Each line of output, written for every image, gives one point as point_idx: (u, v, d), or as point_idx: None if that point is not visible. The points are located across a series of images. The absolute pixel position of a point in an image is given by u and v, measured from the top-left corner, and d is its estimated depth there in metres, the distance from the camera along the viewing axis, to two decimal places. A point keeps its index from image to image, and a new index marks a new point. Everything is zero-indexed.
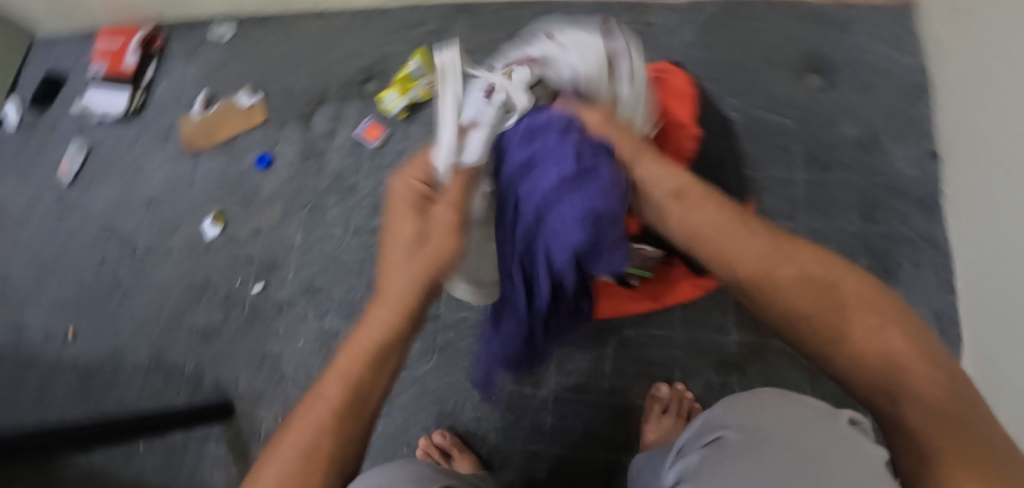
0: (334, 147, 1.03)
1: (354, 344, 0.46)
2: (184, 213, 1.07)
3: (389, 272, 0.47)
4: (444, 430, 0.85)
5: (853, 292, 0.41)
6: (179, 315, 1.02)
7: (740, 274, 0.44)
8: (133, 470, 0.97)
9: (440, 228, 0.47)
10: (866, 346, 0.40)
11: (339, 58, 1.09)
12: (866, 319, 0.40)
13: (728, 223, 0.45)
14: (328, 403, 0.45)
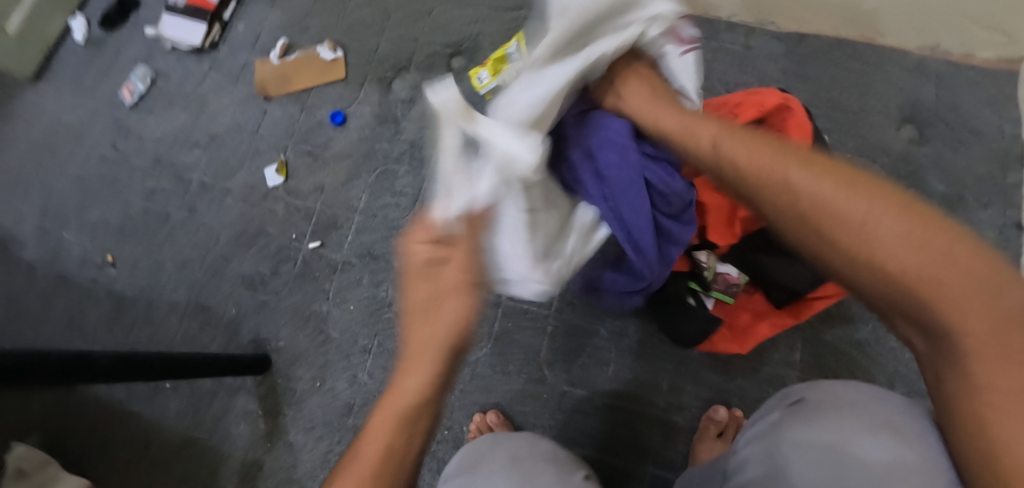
0: (412, 117, 1.01)
1: (389, 406, 0.49)
2: (246, 157, 1.05)
3: (414, 331, 0.51)
4: (497, 411, 0.83)
5: (861, 197, 0.45)
6: (225, 259, 0.99)
7: (760, 186, 0.50)
8: (156, 409, 0.94)
9: (450, 291, 0.50)
10: (876, 246, 0.43)
11: (428, 25, 1.06)
12: (878, 234, 0.43)
13: (750, 143, 0.51)
14: (365, 461, 0.47)
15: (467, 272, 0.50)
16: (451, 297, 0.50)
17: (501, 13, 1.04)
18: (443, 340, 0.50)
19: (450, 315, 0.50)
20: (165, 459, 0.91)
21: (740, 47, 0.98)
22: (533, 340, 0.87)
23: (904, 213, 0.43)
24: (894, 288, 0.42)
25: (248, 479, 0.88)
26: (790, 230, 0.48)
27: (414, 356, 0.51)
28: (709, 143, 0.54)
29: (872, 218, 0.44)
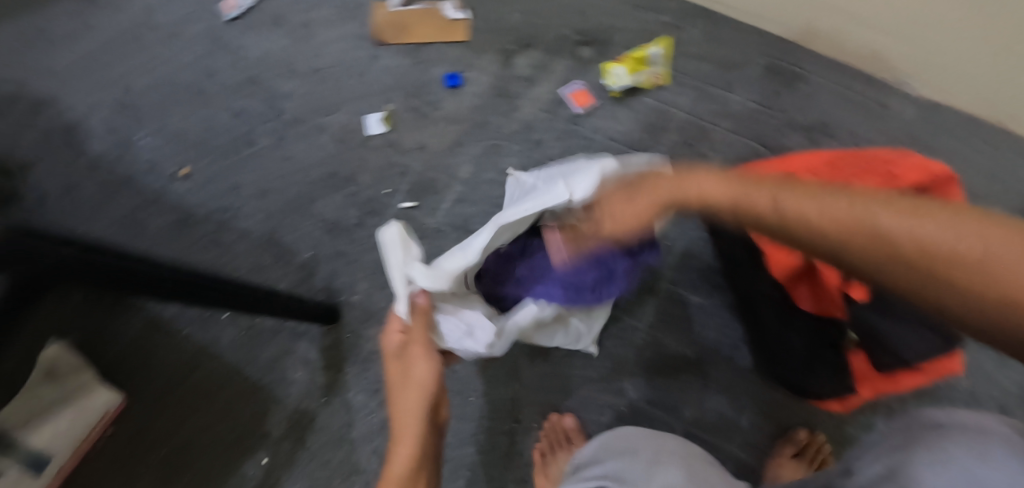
0: (530, 97, 0.97)
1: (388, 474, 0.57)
2: (348, 100, 1.01)
3: (397, 396, 0.61)
4: (574, 415, 0.83)
5: (892, 213, 0.36)
6: (308, 199, 0.95)
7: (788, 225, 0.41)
8: (208, 336, 0.89)
9: (417, 361, 0.61)
10: (937, 260, 0.34)
11: (561, 8, 1.03)
12: (918, 235, 0.35)
13: (758, 188, 0.43)
14: None
15: (425, 342, 0.62)
16: (419, 359, 0.61)
17: (637, 12, 1.01)
18: (421, 397, 0.60)
19: (423, 372, 0.60)
20: (210, 389, 0.87)
21: (873, 102, 0.96)
22: (619, 350, 0.85)
23: (940, 212, 0.35)
24: (1000, 309, 0.33)
25: (297, 429, 0.84)
26: (845, 259, 0.39)
27: (401, 424, 0.59)
28: (744, 201, 0.44)
29: (921, 230, 0.35)
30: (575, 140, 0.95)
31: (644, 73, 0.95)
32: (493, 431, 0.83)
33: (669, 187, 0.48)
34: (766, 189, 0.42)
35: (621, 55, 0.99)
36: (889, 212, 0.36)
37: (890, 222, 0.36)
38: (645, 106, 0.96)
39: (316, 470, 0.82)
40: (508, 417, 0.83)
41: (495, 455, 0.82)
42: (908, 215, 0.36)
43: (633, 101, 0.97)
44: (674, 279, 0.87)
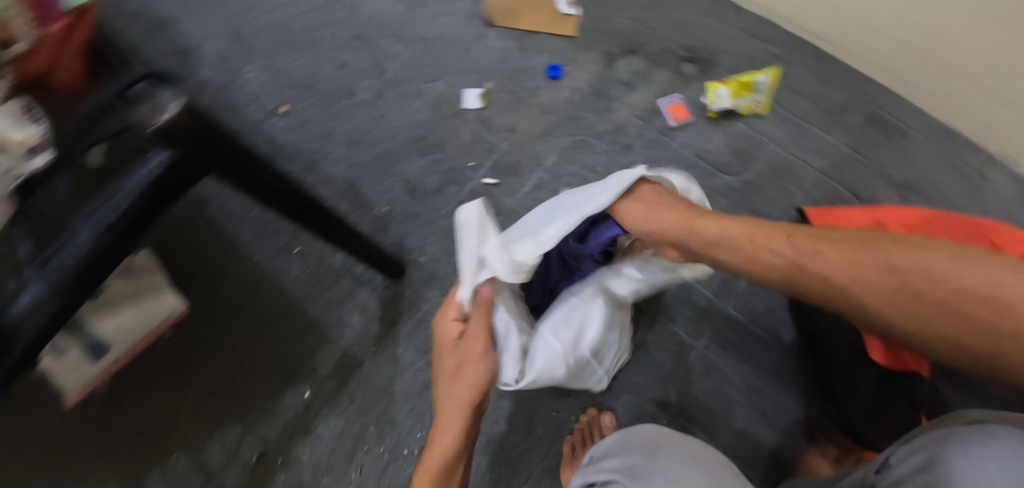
0: (626, 101, 0.98)
1: (426, 464, 0.61)
2: (449, 72, 1.03)
3: (443, 384, 0.64)
4: (614, 415, 0.83)
5: (900, 257, 0.47)
6: (393, 158, 0.98)
7: (820, 268, 0.50)
8: (277, 266, 0.93)
9: (473, 356, 0.63)
10: (940, 287, 0.45)
11: (673, 22, 1.03)
12: (927, 268, 0.46)
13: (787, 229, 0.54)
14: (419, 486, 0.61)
15: (486, 340, 0.64)
16: (478, 362, 0.63)
17: (747, 40, 1.01)
18: (471, 394, 0.62)
19: (480, 374, 0.63)
20: (269, 318, 0.90)
21: (975, 171, 0.93)
22: (671, 363, 0.85)
23: (910, 243, 0.48)
24: (987, 322, 0.43)
25: (343, 371, 0.86)
26: (863, 295, 0.48)
27: (448, 416, 0.62)
28: (780, 240, 0.54)
29: (906, 260, 0.47)
30: (663, 151, 0.95)
31: (746, 99, 0.95)
32: (530, 416, 0.83)
33: (695, 226, 0.60)
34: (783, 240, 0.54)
35: (726, 77, 0.99)
36: (878, 251, 0.48)
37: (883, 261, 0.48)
38: (738, 131, 0.96)
39: (353, 415, 0.84)
40: (547, 405, 0.84)
41: (526, 441, 0.82)
42: (889, 252, 0.48)
43: (727, 124, 0.96)
44: (737, 306, 0.87)
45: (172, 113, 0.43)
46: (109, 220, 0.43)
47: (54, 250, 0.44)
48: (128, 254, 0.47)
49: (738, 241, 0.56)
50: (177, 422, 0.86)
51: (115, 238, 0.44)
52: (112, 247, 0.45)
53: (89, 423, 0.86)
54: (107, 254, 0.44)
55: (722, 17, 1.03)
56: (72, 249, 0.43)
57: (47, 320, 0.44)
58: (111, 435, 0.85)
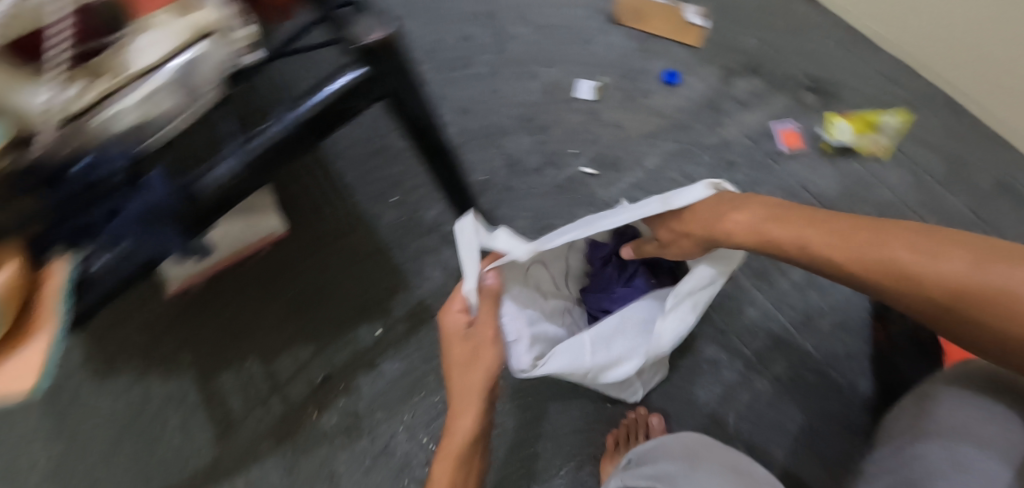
0: (739, 120, 0.97)
1: (446, 451, 0.63)
2: (568, 58, 1.04)
3: (455, 371, 0.64)
4: (662, 416, 0.83)
5: (910, 254, 0.48)
6: (499, 131, 1.00)
7: (831, 264, 0.53)
8: (374, 210, 0.99)
9: (485, 342, 0.64)
10: (951, 288, 0.46)
11: (803, 50, 1.01)
12: (937, 268, 0.47)
13: (800, 224, 0.55)
14: (444, 466, 0.62)
15: (496, 326, 0.64)
16: (490, 347, 0.63)
17: (878, 81, 0.98)
18: (482, 381, 0.63)
19: (492, 358, 0.63)
20: (358, 256, 0.96)
21: None
22: (735, 384, 0.84)
23: (934, 243, 0.48)
24: (1001, 318, 0.45)
25: (414, 318, 0.93)
26: (878, 289, 0.51)
27: (462, 400, 0.63)
28: (795, 241, 0.55)
29: (923, 268, 0.48)
30: (767, 176, 0.93)
31: (868, 139, 0.93)
32: (585, 402, 0.84)
33: (711, 222, 0.59)
34: (803, 232, 0.54)
35: (848, 113, 0.96)
36: (892, 253, 0.49)
37: (895, 262, 0.49)
38: (851, 170, 0.93)
39: (418, 359, 0.91)
40: (604, 396, 0.85)
41: (578, 426, 0.83)
42: (905, 254, 0.48)
43: (840, 161, 0.94)
44: (814, 344, 0.86)
45: (382, 34, 0.48)
46: (302, 114, 0.49)
47: (251, 135, 0.49)
48: (301, 152, 0.52)
49: (754, 233, 0.56)
50: (258, 330, 0.94)
51: (303, 130, 0.50)
52: (296, 138, 0.50)
53: (182, 313, 0.95)
54: (292, 144, 0.50)
55: (856, 54, 1.00)
56: (267, 134, 0.49)
57: (228, 192, 0.49)
58: (203, 331, 0.94)
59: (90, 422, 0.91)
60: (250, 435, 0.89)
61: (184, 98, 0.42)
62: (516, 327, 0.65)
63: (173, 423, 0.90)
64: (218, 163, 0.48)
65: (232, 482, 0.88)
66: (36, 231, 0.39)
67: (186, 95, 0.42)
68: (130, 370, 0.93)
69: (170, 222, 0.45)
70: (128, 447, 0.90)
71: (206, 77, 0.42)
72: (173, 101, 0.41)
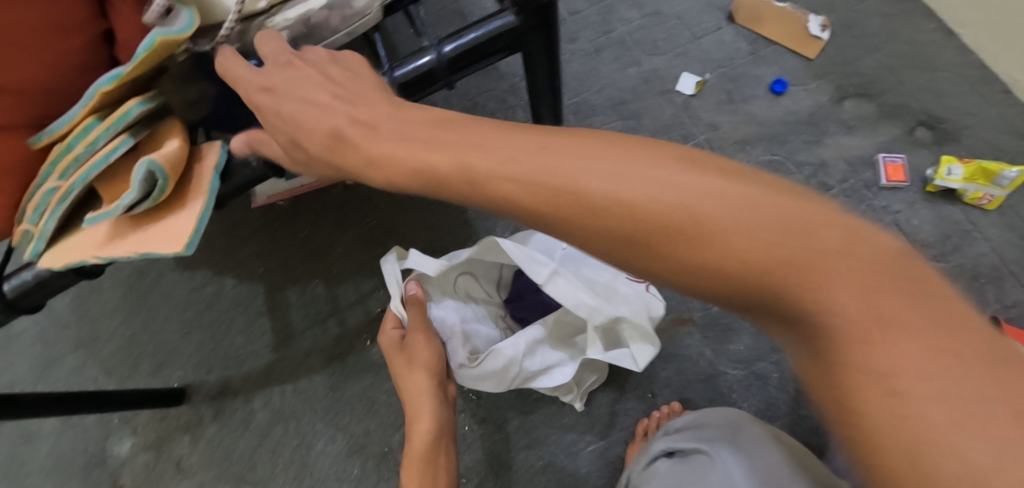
0: (841, 143, 0.94)
1: (411, 451, 0.70)
2: (673, 48, 1.02)
3: (405, 377, 0.72)
4: (674, 405, 0.84)
5: (708, 186, 0.34)
6: (590, 110, 0.99)
7: (609, 208, 0.35)
8: None
9: (421, 341, 0.72)
10: (774, 220, 0.33)
11: (927, 83, 0.95)
12: (748, 200, 0.33)
13: (546, 144, 0.38)
14: (415, 461, 0.70)
15: (425, 326, 0.73)
16: (422, 345, 0.72)
17: (1000, 128, 0.92)
18: (428, 378, 0.71)
19: (426, 356, 0.72)
20: (433, 203, 0.99)
21: None
22: (778, 403, 0.84)
23: (899, 290, 0.30)
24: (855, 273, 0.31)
25: None
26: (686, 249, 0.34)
27: (415, 404, 0.71)
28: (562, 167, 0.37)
29: (864, 307, 0.30)
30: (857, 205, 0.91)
31: (979, 187, 0.87)
32: (625, 388, 0.87)
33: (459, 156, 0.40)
34: (658, 176, 0.35)
35: (963, 157, 0.91)
36: (826, 258, 0.32)
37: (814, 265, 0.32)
38: (951, 217, 0.89)
39: None
40: (644, 386, 0.87)
41: (613, 408, 0.86)
42: (853, 269, 0.31)
43: (941, 205, 0.90)
44: None
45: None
46: (449, 52, 0.52)
47: (397, 63, 0.52)
48: (438, 88, 0.55)
49: (520, 167, 0.38)
50: (331, 254, 0.99)
51: (449, 67, 0.53)
52: (441, 74, 0.53)
53: (263, 226, 1.01)
54: (433, 77, 0.53)
55: (982, 96, 0.94)
56: (415, 64, 0.51)
57: None
58: (283, 247, 1.00)
59: (165, 310, 0.99)
60: (306, 349, 0.95)
61: (337, 19, 0.50)
62: (449, 326, 0.74)
63: (237, 324, 0.97)
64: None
65: (282, 387, 0.94)
66: (196, 116, 0.48)
67: (311, 12, 0.49)
68: (206, 267, 1.00)
69: None
70: (196, 335, 0.98)
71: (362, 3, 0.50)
72: (297, 15, 0.48)
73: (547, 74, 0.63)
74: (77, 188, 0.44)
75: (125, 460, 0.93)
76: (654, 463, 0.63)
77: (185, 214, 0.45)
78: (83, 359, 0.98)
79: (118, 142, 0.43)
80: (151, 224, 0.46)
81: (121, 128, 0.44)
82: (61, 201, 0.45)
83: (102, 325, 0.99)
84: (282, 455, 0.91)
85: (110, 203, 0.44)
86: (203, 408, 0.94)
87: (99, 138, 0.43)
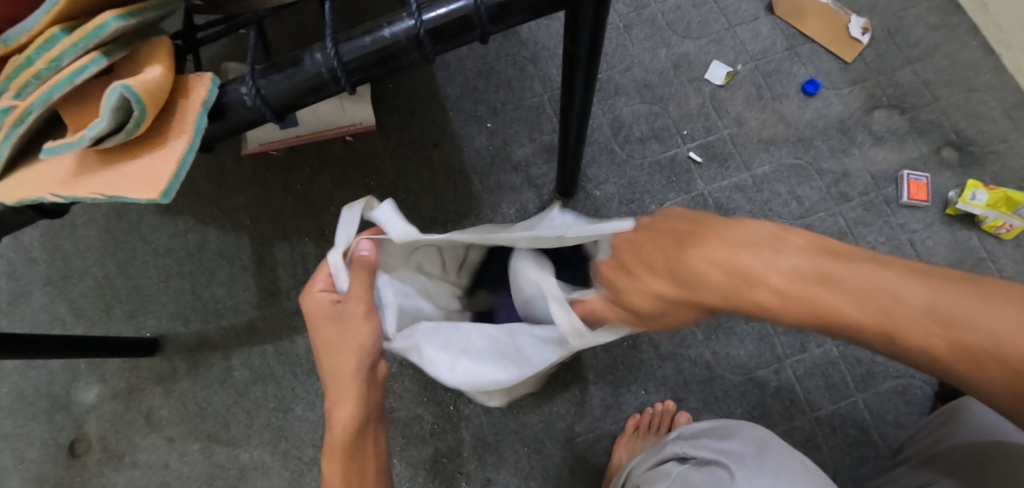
0: (868, 154, 0.91)
1: (332, 440, 0.54)
2: (708, 35, 0.96)
3: (323, 350, 0.52)
4: (666, 403, 0.82)
5: (850, 276, 0.37)
6: (614, 90, 0.94)
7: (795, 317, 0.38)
8: (465, 131, 0.96)
9: (361, 310, 0.49)
10: (908, 302, 0.36)
11: (963, 101, 0.92)
12: (892, 291, 0.36)
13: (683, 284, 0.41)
14: (334, 449, 0.54)
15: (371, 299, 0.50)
16: (362, 323, 0.50)
17: None
18: (358, 363, 0.50)
19: (366, 337, 0.50)
20: (438, 170, 0.94)
21: None
22: (774, 413, 0.83)
23: (992, 296, 0.35)
24: (965, 317, 0.35)
25: None
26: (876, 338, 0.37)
27: (337, 387, 0.52)
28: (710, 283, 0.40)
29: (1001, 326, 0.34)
30: (876, 219, 0.88)
31: (1000, 216, 0.84)
32: (619, 382, 0.85)
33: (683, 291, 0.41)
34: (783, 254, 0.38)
35: (987, 182, 0.88)
36: (1005, 321, 0.34)
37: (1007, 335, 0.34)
38: (969, 242, 0.87)
39: None
40: (640, 383, 0.85)
41: (607, 401, 0.84)
42: (965, 311, 0.35)
43: (960, 228, 0.87)
44: (867, 400, 0.82)
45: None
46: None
47: (428, 5, 0.45)
48: (472, 42, 0.48)
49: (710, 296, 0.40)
50: (326, 213, 0.93)
51: (491, 17, 0.46)
52: (479, 22, 0.46)
53: (254, 176, 0.95)
54: (469, 27, 0.46)
55: (1017, 123, 0.91)
56: (448, 7, 0.45)
57: (390, 56, 0.46)
58: (274, 198, 0.94)
59: (143, 253, 0.93)
60: (292, 308, 0.91)
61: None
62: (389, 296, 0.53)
63: (220, 276, 0.92)
64: (386, 25, 0.45)
65: (263, 348, 0.90)
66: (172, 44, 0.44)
67: None
68: (190, 214, 0.94)
69: (325, 83, 0.46)
70: (174, 284, 0.92)
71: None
72: None
73: (588, 54, 0.58)
74: (36, 109, 0.38)
75: (92, 407, 0.89)
76: (663, 466, 0.61)
77: (160, 152, 0.40)
78: (52, 297, 0.92)
79: (86, 62, 0.37)
80: (122, 162, 0.40)
81: (92, 45, 0.38)
82: (18, 124, 0.39)
83: (76, 263, 0.93)
84: (258, 417, 0.87)
85: (75, 133, 0.39)
86: (177, 361, 0.90)
87: (64, 52, 0.37)
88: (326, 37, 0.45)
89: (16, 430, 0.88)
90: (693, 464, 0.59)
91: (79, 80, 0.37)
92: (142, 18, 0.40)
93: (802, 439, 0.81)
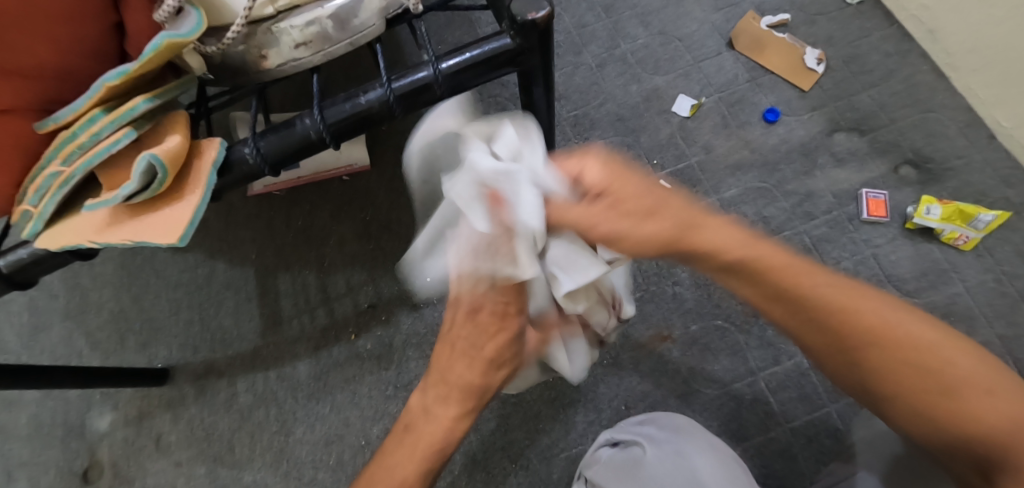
0: (830, 175, 0.96)
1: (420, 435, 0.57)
2: (675, 71, 1.04)
3: (455, 356, 0.57)
4: None
5: (821, 272, 0.43)
6: (589, 124, 1.01)
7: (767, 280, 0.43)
8: None
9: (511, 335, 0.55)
10: (855, 304, 0.42)
11: (918, 123, 0.98)
12: (850, 294, 0.42)
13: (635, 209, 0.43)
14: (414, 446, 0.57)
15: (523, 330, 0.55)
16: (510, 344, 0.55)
17: (985, 173, 0.95)
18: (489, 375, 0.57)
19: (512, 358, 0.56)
20: None
21: None
22: (750, 425, 0.86)
23: (926, 329, 0.42)
24: (895, 329, 0.41)
25: None
26: (816, 320, 0.43)
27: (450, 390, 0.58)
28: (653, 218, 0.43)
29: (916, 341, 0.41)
30: (840, 236, 0.93)
31: (955, 228, 0.89)
32: (600, 399, 0.89)
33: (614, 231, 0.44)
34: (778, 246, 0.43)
35: (945, 197, 0.93)
36: (925, 338, 0.41)
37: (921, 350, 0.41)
38: (931, 252, 0.91)
39: None
40: (622, 400, 0.88)
41: (590, 417, 0.88)
42: (897, 328, 0.41)
43: (921, 240, 0.92)
44: (839, 410, 0.86)
45: (543, 14, 0.50)
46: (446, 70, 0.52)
47: (395, 76, 0.53)
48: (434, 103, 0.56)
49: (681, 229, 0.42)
50: (325, 247, 1.00)
51: (448, 82, 0.53)
52: (439, 88, 0.53)
53: (259, 213, 1.03)
54: (431, 93, 0.54)
55: (971, 140, 0.97)
56: (411, 78, 0.53)
57: (366, 119, 0.54)
58: (276, 233, 1.01)
59: (155, 287, 1.00)
60: (293, 336, 0.96)
61: (339, 31, 0.51)
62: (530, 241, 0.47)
63: (227, 306, 0.98)
64: (362, 94, 0.53)
65: (266, 374, 0.95)
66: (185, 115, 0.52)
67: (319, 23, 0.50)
68: (199, 250, 1.01)
69: (314, 146, 0.54)
70: (184, 316, 0.99)
71: (366, 18, 0.51)
72: (302, 20, 0.49)
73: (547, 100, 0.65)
74: (80, 173, 0.46)
75: (105, 434, 0.94)
76: (597, 450, 0.66)
77: (178, 205, 0.47)
78: (70, 331, 0.99)
79: (121, 136, 0.45)
80: (146, 214, 0.48)
81: (125, 122, 0.46)
82: (63, 185, 0.47)
83: (93, 298, 1.00)
84: (261, 440, 0.92)
85: (108, 191, 0.46)
86: (185, 389, 0.96)
87: (102, 128, 0.45)
88: (313, 105, 0.52)
89: (34, 457, 0.94)
90: (620, 446, 0.64)
91: (115, 150, 0.45)
92: (165, 98, 0.48)
93: (779, 449, 0.85)
